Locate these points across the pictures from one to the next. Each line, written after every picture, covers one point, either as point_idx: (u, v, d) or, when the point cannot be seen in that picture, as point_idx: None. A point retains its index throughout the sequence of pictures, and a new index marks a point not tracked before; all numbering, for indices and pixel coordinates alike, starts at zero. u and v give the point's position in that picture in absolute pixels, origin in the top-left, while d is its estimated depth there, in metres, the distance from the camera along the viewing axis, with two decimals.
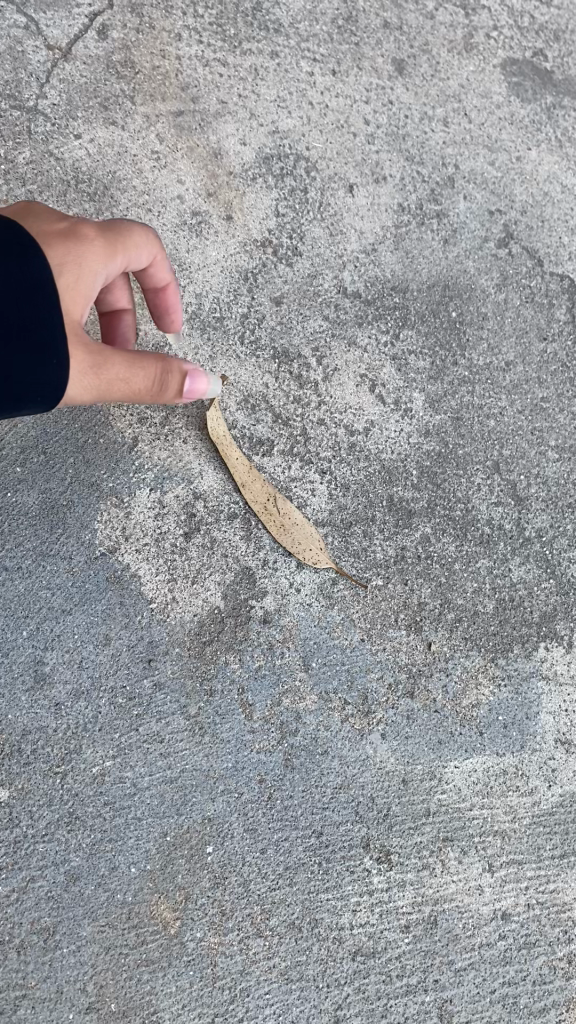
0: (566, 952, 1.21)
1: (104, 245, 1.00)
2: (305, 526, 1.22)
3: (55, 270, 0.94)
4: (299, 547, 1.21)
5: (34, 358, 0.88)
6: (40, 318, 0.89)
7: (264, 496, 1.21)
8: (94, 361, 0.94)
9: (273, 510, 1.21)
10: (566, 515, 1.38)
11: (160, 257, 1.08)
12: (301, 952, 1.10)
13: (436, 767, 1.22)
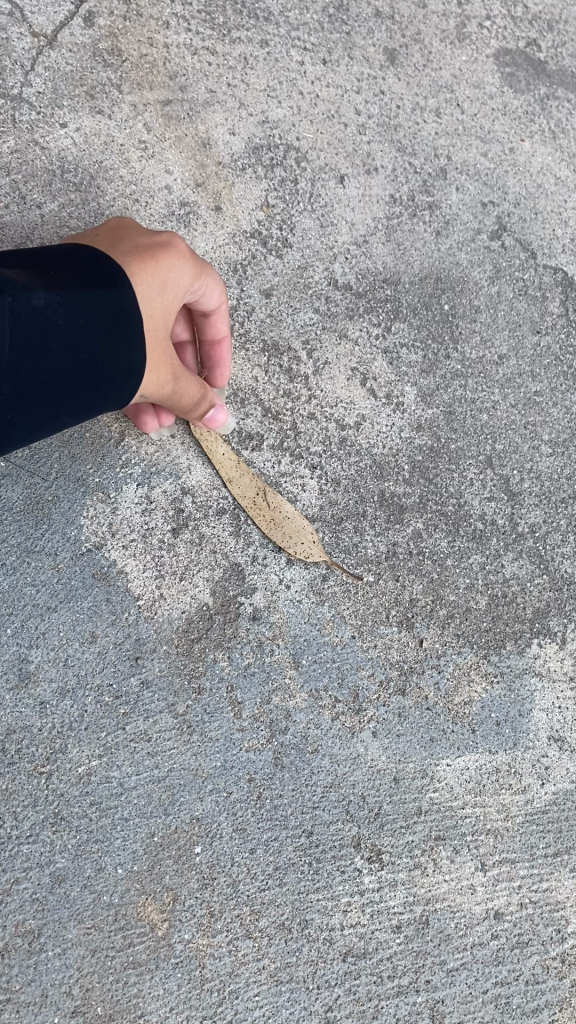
0: (559, 951, 1.20)
1: (191, 271, 1.03)
2: (296, 522, 1.20)
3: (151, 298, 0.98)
4: (292, 545, 1.19)
5: (107, 388, 0.94)
6: (132, 348, 0.94)
7: (254, 494, 1.20)
8: (169, 377, 1.01)
9: (263, 508, 1.19)
10: (560, 510, 1.37)
11: (227, 311, 1.13)
12: (291, 953, 1.08)
13: (427, 765, 1.20)
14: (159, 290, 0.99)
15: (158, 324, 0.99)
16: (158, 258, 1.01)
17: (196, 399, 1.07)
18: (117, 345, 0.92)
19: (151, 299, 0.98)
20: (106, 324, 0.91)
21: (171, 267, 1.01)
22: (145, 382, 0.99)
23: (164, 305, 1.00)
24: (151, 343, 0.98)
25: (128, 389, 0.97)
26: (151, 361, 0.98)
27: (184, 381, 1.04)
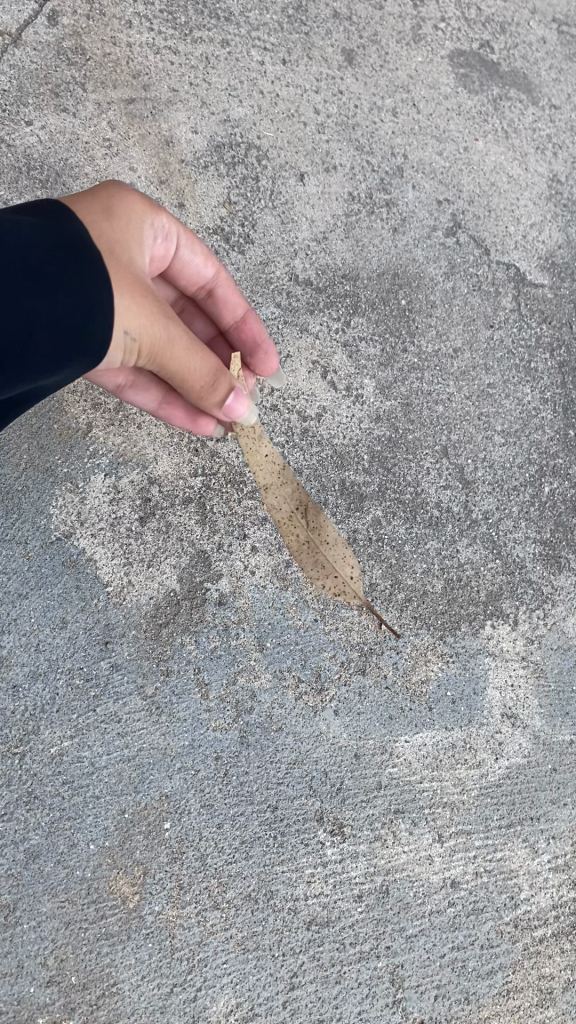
0: (512, 916, 1.27)
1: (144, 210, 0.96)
2: (339, 556, 1.27)
3: (106, 231, 0.90)
4: (327, 577, 1.26)
5: (59, 339, 0.78)
6: (93, 270, 0.81)
7: (299, 534, 1.25)
8: (156, 313, 0.89)
9: (305, 545, 1.25)
10: (512, 498, 1.44)
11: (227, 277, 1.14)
12: (257, 923, 1.13)
13: (387, 741, 1.26)
14: (109, 223, 0.91)
15: (124, 261, 0.90)
16: (105, 198, 0.93)
17: (207, 359, 0.94)
18: (63, 282, 0.78)
19: (101, 227, 0.90)
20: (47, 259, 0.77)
21: (121, 203, 0.94)
22: (127, 319, 0.85)
23: (121, 237, 0.91)
24: (124, 278, 0.87)
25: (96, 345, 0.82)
26: (125, 287, 0.86)
27: (175, 327, 0.91)
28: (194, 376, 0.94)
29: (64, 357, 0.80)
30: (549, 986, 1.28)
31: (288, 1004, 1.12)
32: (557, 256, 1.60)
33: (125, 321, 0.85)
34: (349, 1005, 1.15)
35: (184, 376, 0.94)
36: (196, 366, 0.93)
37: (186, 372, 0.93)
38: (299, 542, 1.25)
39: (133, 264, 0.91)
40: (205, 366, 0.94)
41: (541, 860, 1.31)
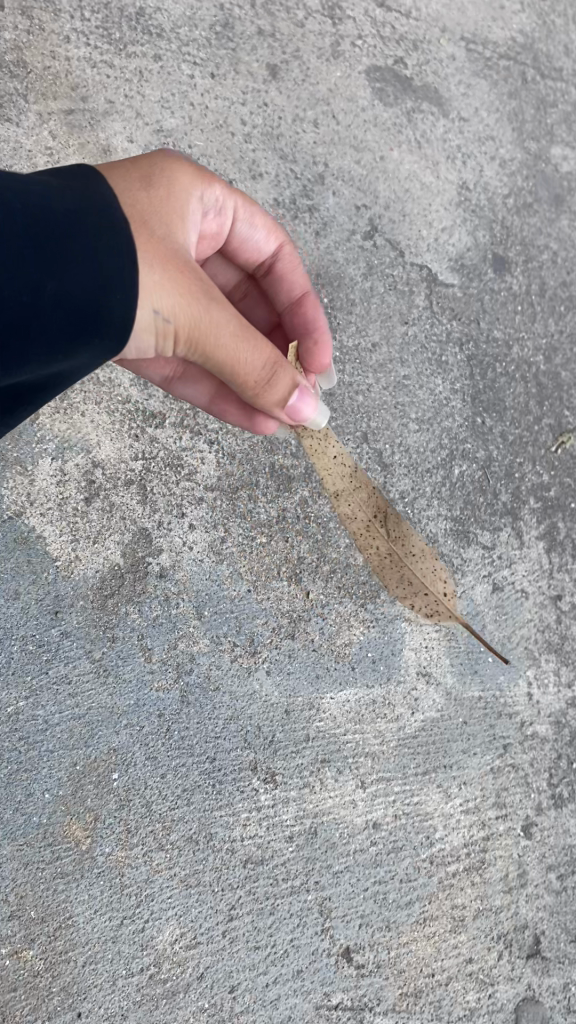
0: (428, 853, 1.42)
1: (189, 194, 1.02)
2: (427, 573, 1.49)
3: (154, 212, 0.95)
4: (418, 595, 1.49)
5: (74, 312, 0.75)
6: (124, 238, 0.80)
7: (380, 543, 1.46)
8: (200, 297, 0.93)
9: (386, 557, 1.47)
10: (425, 479, 1.58)
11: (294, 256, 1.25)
12: (198, 861, 1.25)
13: (314, 698, 1.39)
14: (152, 202, 0.96)
15: (169, 244, 0.94)
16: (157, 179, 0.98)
17: (257, 347, 0.98)
18: (69, 249, 0.74)
19: (150, 209, 0.95)
20: (43, 228, 0.73)
21: (166, 183, 0.99)
22: (167, 297, 0.89)
23: (168, 218, 0.97)
24: (170, 260, 0.92)
25: (119, 319, 0.80)
26: (168, 267, 0.91)
27: (221, 312, 0.95)
28: (241, 362, 0.98)
29: (80, 334, 0.77)
30: (461, 914, 1.43)
31: (228, 933, 1.24)
32: (466, 257, 1.77)
33: (164, 301, 0.89)
34: (282, 933, 1.28)
35: (234, 366, 0.98)
36: (243, 352, 0.97)
37: (236, 359, 0.97)
38: (381, 553, 1.46)
39: (177, 241, 0.96)
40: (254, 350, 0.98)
41: (454, 803, 1.46)
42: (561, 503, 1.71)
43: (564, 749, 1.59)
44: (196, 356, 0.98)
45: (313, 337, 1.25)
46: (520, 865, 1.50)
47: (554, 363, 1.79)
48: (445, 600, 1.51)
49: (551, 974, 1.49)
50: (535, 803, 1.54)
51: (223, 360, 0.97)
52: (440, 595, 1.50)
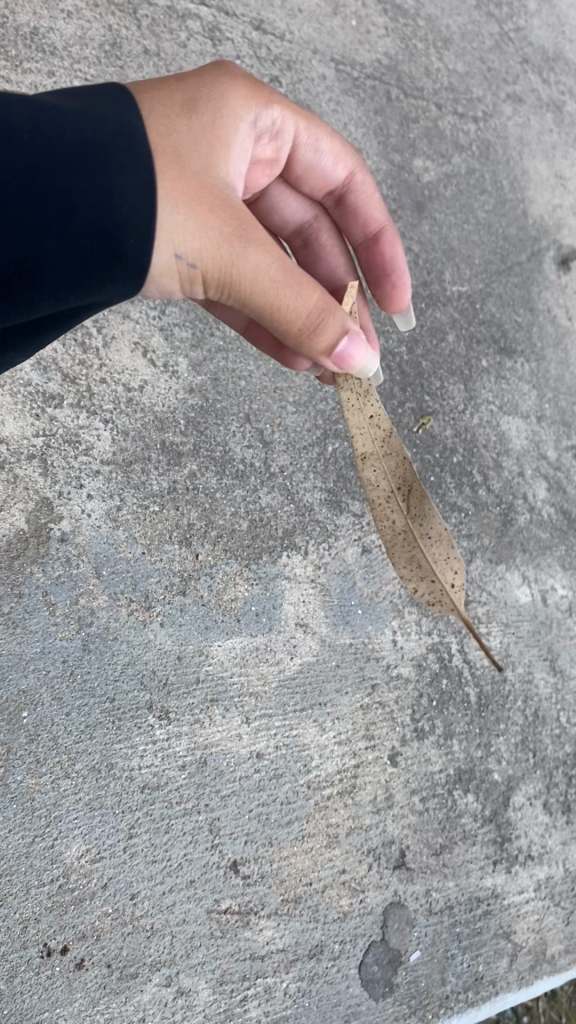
0: (305, 779, 1.63)
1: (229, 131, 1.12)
2: (440, 558, 1.15)
3: (199, 152, 1.06)
4: (421, 580, 1.17)
5: (81, 248, 0.89)
6: (131, 176, 0.94)
7: (398, 517, 1.17)
8: (230, 241, 1.05)
9: (400, 532, 1.17)
10: (302, 455, 1.79)
11: (360, 173, 1.48)
12: (101, 786, 1.43)
13: (203, 646, 1.58)
14: (195, 139, 1.06)
15: (208, 185, 1.05)
16: (202, 117, 1.09)
17: (296, 291, 1.08)
18: (75, 185, 0.88)
19: (193, 148, 1.06)
20: (51, 169, 0.87)
21: (210, 124, 1.10)
22: (190, 239, 1.01)
23: (210, 159, 1.07)
24: (203, 203, 1.03)
25: (132, 255, 0.94)
26: (205, 211, 1.03)
27: (258, 256, 1.06)
28: (277, 303, 1.08)
29: (90, 268, 0.91)
30: (335, 831, 1.64)
31: (128, 848, 1.43)
32: None
33: (189, 245, 1.02)
34: (176, 849, 1.46)
35: (273, 307, 1.09)
36: (280, 294, 1.08)
37: (276, 301, 1.08)
38: (395, 528, 1.17)
39: (216, 183, 1.07)
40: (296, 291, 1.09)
41: (328, 736, 1.67)
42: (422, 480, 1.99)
43: (425, 688, 1.83)
44: (238, 295, 1.09)
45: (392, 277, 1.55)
46: (387, 789, 1.72)
47: (416, 355, 2.08)
48: (452, 588, 1.15)
49: (415, 881, 1.72)
50: (400, 736, 1.77)
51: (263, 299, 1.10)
52: (448, 582, 1.15)
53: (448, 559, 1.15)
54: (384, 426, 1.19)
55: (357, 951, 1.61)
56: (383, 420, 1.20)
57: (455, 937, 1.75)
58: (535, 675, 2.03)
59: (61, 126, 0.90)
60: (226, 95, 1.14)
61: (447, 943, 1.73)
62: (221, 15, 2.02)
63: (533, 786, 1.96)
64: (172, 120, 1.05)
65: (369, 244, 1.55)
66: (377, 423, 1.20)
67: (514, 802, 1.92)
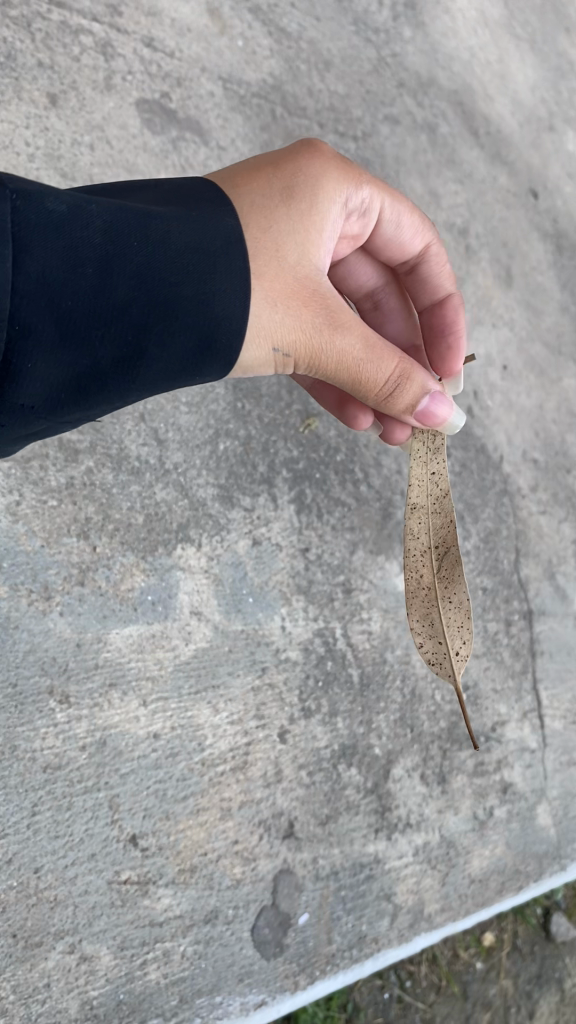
0: (199, 757, 1.77)
1: (319, 224, 1.46)
2: (451, 625, 1.43)
3: (300, 251, 1.41)
4: (429, 636, 1.46)
5: (176, 338, 1.18)
6: (235, 285, 1.24)
7: (426, 568, 1.45)
8: (322, 328, 1.41)
9: (424, 584, 1.46)
10: (195, 452, 1.94)
11: (434, 249, 1.81)
12: (4, 768, 1.56)
13: (102, 633, 1.72)
14: (295, 239, 1.40)
15: (304, 281, 1.40)
16: (298, 215, 1.42)
17: (376, 365, 1.46)
18: (177, 290, 1.16)
19: (293, 248, 1.39)
20: (156, 279, 1.14)
21: (303, 221, 1.43)
22: (292, 332, 1.38)
23: (306, 254, 1.42)
24: (302, 300, 1.39)
25: (224, 348, 1.25)
26: (300, 307, 1.38)
27: (344, 340, 1.43)
28: (360, 374, 1.47)
29: (180, 356, 1.20)
30: (228, 804, 1.78)
31: (31, 825, 1.56)
32: None
33: (289, 338, 1.38)
34: (78, 825, 1.60)
35: (355, 376, 1.47)
36: (362, 368, 1.46)
37: (359, 372, 1.47)
38: (422, 581, 1.46)
39: (310, 274, 1.42)
40: (374, 361, 1.46)
41: (221, 716, 1.82)
42: (308, 474, 2.14)
43: (311, 669, 1.99)
44: (327, 365, 1.46)
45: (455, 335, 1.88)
46: (276, 765, 1.87)
47: None
48: (455, 655, 1.45)
49: (302, 849, 1.86)
50: (289, 715, 1.92)
51: (347, 370, 1.47)
52: (452, 648, 1.45)
53: (458, 629, 1.43)
54: (445, 497, 1.48)
55: (250, 915, 1.75)
56: (441, 483, 1.50)
57: (340, 899, 1.89)
58: (413, 655, 2.19)
59: (168, 239, 1.17)
60: (318, 191, 1.46)
61: (333, 906, 1.87)
62: (113, 32, 2.15)
63: (411, 759, 2.12)
64: (279, 226, 1.39)
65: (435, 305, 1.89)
66: (435, 486, 1.50)
67: (394, 774, 2.07)
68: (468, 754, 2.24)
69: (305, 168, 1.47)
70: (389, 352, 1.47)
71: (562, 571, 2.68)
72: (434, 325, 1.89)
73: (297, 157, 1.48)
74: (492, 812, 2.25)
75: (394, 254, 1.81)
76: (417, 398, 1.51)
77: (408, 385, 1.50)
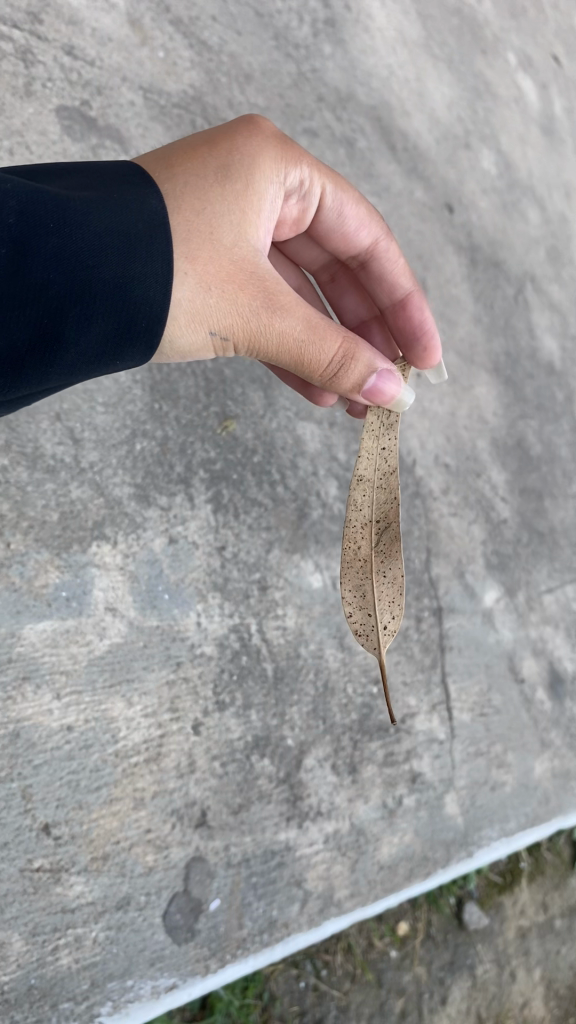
0: (113, 748, 1.83)
1: (255, 210, 1.61)
2: (383, 597, 1.51)
3: (236, 236, 1.55)
4: (359, 607, 1.53)
5: (95, 317, 1.29)
6: (153, 267, 1.36)
7: (365, 541, 1.53)
8: (260, 310, 1.55)
9: (361, 557, 1.53)
10: (112, 452, 2.01)
11: (385, 239, 2.00)
12: None
13: (15, 627, 1.78)
14: (230, 224, 1.55)
15: (241, 265, 1.54)
16: (235, 201, 1.57)
17: (319, 346, 1.57)
18: (96, 271, 1.27)
19: (228, 233, 1.54)
20: (73, 260, 1.25)
21: (238, 207, 1.57)
22: (225, 313, 1.53)
23: (242, 239, 1.56)
24: (238, 283, 1.53)
25: (143, 327, 1.37)
26: (235, 290, 1.52)
27: (283, 322, 1.56)
28: (303, 355, 1.59)
29: (99, 336, 1.31)
30: (141, 794, 1.84)
31: None
32: None
33: (222, 319, 1.53)
34: None
35: (298, 357, 1.60)
36: (304, 348, 1.58)
37: (302, 352, 1.58)
38: (359, 551, 1.53)
39: (247, 258, 1.56)
40: (317, 342, 1.58)
41: (135, 709, 1.88)
42: (225, 475, 2.21)
43: (226, 663, 2.06)
44: (272, 347, 1.59)
45: (424, 331, 2.10)
46: (190, 756, 1.93)
47: (219, 364, 2.30)
48: (383, 628, 1.52)
49: (214, 837, 1.93)
50: (203, 707, 1.99)
51: (290, 351, 1.59)
52: (381, 622, 1.52)
53: (388, 604, 1.51)
54: (393, 475, 1.58)
55: (162, 901, 1.81)
56: (390, 461, 1.60)
57: (251, 886, 1.96)
58: (325, 650, 2.28)
59: (86, 223, 1.28)
60: (254, 178, 1.61)
61: (244, 892, 1.94)
62: (33, 39, 2.20)
63: (323, 750, 2.19)
64: (215, 210, 1.54)
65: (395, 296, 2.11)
66: (383, 464, 1.59)
67: (306, 764, 2.15)
68: (378, 745, 2.33)
69: (241, 156, 1.62)
70: (332, 332, 1.58)
71: (471, 570, 2.80)
72: (398, 315, 2.12)
73: (236, 146, 1.63)
74: (401, 801, 2.34)
75: (346, 244, 2.02)
76: (364, 377, 1.60)
77: (352, 365, 1.59)
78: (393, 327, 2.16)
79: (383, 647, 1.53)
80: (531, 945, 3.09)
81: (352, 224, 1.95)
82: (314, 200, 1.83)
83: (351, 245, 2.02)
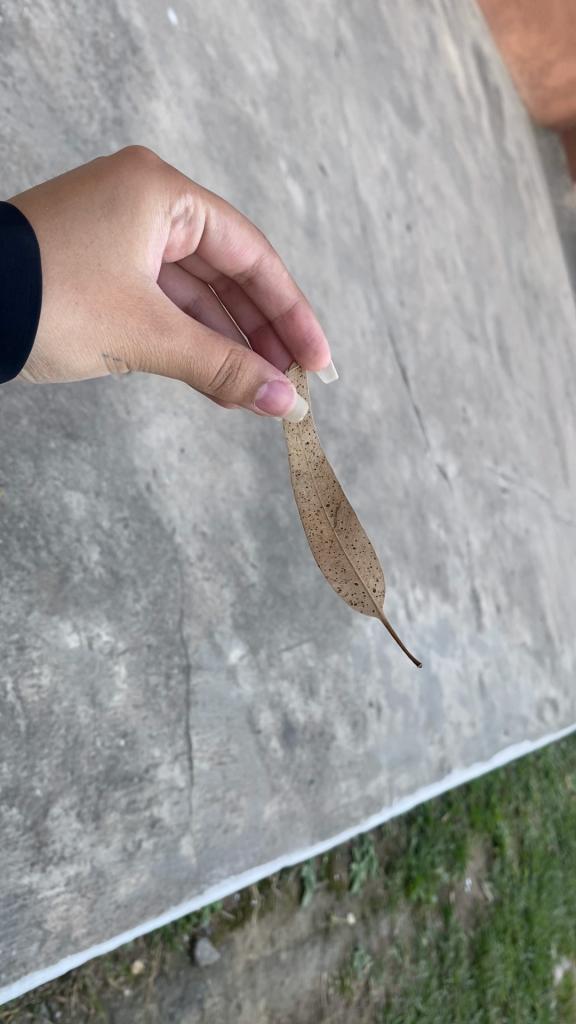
0: None
1: (138, 243, 2.04)
2: (362, 563, 2.01)
3: (121, 268, 1.99)
4: (345, 579, 2.03)
5: None
6: (18, 296, 1.77)
7: (324, 526, 2.02)
8: (147, 332, 1.97)
9: (326, 538, 2.02)
10: None
11: (268, 255, 2.49)
12: None
13: None
14: (114, 257, 1.99)
15: (128, 293, 1.98)
16: (118, 235, 2.01)
17: (204, 360, 2.00)
18: None
19: (115, 265, 1.98)
20: None
21: (123, 242, 2.01)
22: (112, 338, 1.96)
23: (126, 270, 2.00)
24: (125, 309, 1.96)
25: (7, 346, 1.76)
26: (121, 315, 1.96)
27: (170, 342, 1.98)
28: (190, 369, 2.01)
29: None
30: None
31: None
32: None
33: (111, 342, 1.97)
34: None
35: (187, 370, 2.02)
36: (190, 361, 2.00)
37: (189, 364, 2.01)
38: (324, 533, 2.02)
39: (133, 285, 1.99)
40: (205, 356, 2.00)
41: None
42: None
43: None
44: (166, 366, 2.02)
45: (316, 336, 2.59)
46: None
47: None
48: (372, 591, 2.02)
49: None
50: None
51: (180, 366, 2.01)
52: (370, 586, 2.02)
53: (370, 569, 2.01)
54: (323, 463, 2.05)
55: None
56: (315, 456, 2.09)
57: None
58: (77, 707, 2.49)
59: None
60: (138, 214, 2.05)
61: None
62: None
63: (69, 799, 2.41)
64: (103, 245, 1.98)
65: (283, 307, 2.60)
66: (313, 459, 2.08)
67: (52, 812, 2.36)
68: (122, 793, 2.56)
69: (128, 194, 2.05)
70: (215, 349, 2.00)
71: (220, 629, 3.06)
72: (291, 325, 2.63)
73: (127, 185, 2.06)
74: (140, 844, 2.57)
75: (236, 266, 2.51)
76: (253, 385, 2.04)
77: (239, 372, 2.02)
78: (286, 334, 2.64)
79: (378, 603, 2.03)
80: (258, 977, 3.39)
81: (235, 243, 2.42)
82: (199, 225, 2.29)
83: (241, 267, 2.51)
